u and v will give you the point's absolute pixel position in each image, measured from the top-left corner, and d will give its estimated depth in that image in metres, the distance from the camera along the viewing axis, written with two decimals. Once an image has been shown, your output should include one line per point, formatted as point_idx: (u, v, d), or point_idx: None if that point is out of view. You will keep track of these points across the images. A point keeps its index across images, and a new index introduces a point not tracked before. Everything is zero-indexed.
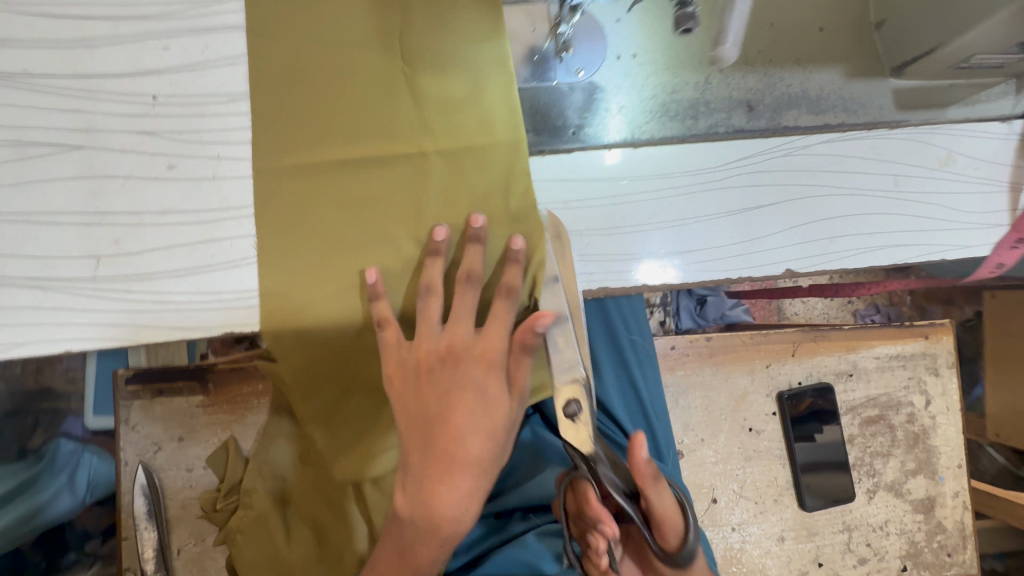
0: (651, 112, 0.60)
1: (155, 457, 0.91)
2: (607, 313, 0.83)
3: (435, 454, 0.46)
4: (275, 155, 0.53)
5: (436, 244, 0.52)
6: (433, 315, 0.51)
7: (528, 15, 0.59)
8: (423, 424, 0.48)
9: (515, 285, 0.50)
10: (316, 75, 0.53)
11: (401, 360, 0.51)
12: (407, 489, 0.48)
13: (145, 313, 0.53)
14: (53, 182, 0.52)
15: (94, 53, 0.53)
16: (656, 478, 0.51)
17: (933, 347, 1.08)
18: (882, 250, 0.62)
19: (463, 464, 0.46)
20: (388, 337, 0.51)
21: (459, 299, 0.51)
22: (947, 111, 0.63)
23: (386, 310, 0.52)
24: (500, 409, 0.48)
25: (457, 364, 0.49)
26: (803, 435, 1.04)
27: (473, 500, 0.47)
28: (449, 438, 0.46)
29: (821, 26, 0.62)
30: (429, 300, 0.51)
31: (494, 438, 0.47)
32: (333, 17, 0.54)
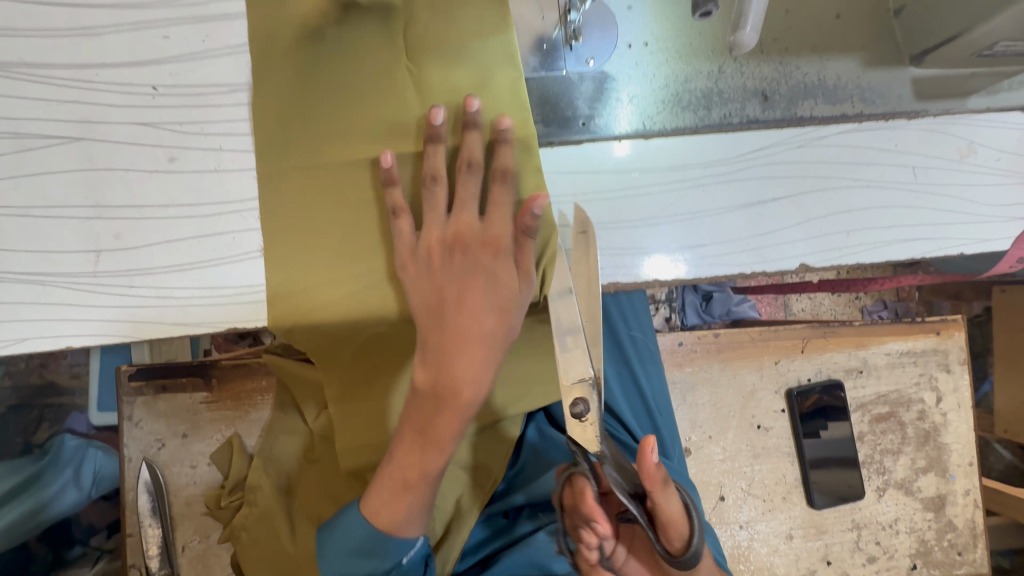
0: (663, 102, 0.58)
1: (159, 453, 0.91)
2: (607, 311, 0.82)
3: (448, 333, 0.51)
4: (274, 123, 0.52)
5: (436, 129, 0.50)
6: (442, 203, 0.51)
7: (536, 2, 0.57)
8: (437, 305, 0.51)
9: (511, 165, 0.50)
10: (305, 39, 0.52)
11: (411, 249, 0.51)
12: (425, 362, 0.52)
13: (147, 308, 0.52)
14: (52, 175, 0.51)
15: (92, 43, 0.52)
16: (665, 482, 0.44)
17: (944, 344, 1.06)
18: (900, 244, 0.61)
19: (475, 336, 0.51)
20: (400, 228, 0.51)
21: (465, 186, 0.51)
22: (968, 101, 0.61)
23: (397, 199, 0.51)
24: (508, 286, 0.51)
25: (466, 250, 0.51)
26: (809, 432, 1.02)
27: (486, 370, 0.52)
28: (464, 314, 0.51)
29: (838, 13, 0.60)
30: (437, 189, 0.51)
31: (502, 311, 0.51)
32: None
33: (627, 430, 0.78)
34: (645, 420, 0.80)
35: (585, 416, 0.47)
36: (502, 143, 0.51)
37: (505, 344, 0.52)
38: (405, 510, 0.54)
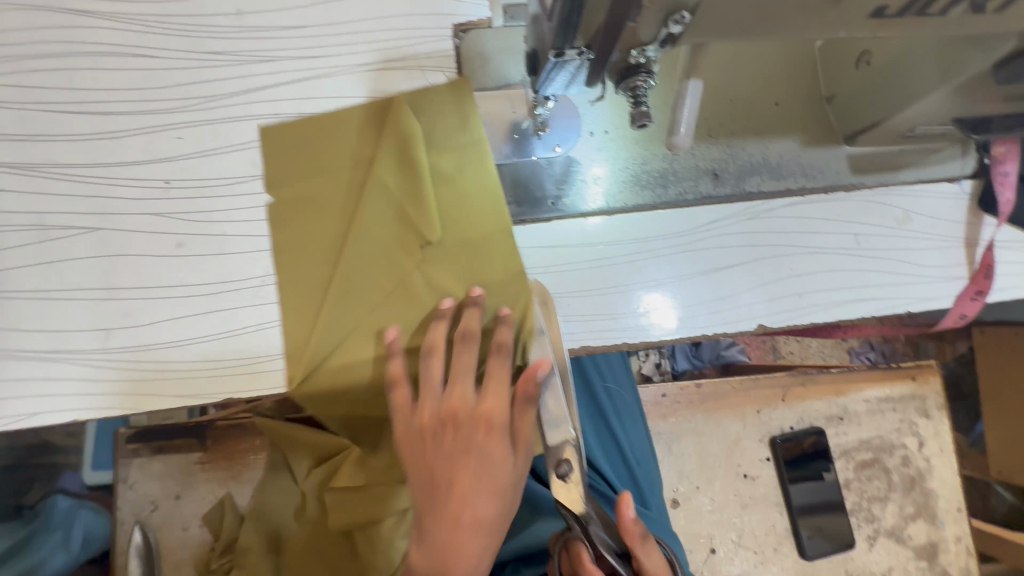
0: (624, 183, 0.65)
1: (151, 516, 0.92)
2: (583, 366, 0.87)
3: (444, 514, 0.50)
4: (289, 265, 0.57)
5: (443, 307, 0.55)
6: (437, 377, 0.53)
7: (507, 97, 0.63)
8: (432, 484, 0.51)
9: (508, 341, 0.53)
10: (322, 199, 0.57)
11: (410, 419, 0.53)
12: (420, 543, 0.51)
13: (150, 382, 0.56)
14: (69, 261, 0.57)
15: (115, 144, 0.58)
16: (645, 538, 0.53)
17: (921, 389, 1.09)
18: (850, 304, 0.66)
19: (471, 522, 0.49)
20: (399, 397, 0.54)
21: (461, 362, 0.53)
22: (900, 174, 0.68)
23: (397, 369, 0.54)
24: (503, 467, 0.51)
25: (460, 427, 0.51)
26: (808, 474, 1.05)
27: (480, 553, 0.50)
28: (458, 499, 0.49)
29: (777, 100, 0.67)
30: (432, 362, 0.54)
31: (499, 491, 0.50)
32: (340, 139, 0.58)
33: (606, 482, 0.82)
34: (624, 472, 0.84)
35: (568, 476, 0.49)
36: (501, 319, 0.54)
37: (502, 524, 0.51)
38: None
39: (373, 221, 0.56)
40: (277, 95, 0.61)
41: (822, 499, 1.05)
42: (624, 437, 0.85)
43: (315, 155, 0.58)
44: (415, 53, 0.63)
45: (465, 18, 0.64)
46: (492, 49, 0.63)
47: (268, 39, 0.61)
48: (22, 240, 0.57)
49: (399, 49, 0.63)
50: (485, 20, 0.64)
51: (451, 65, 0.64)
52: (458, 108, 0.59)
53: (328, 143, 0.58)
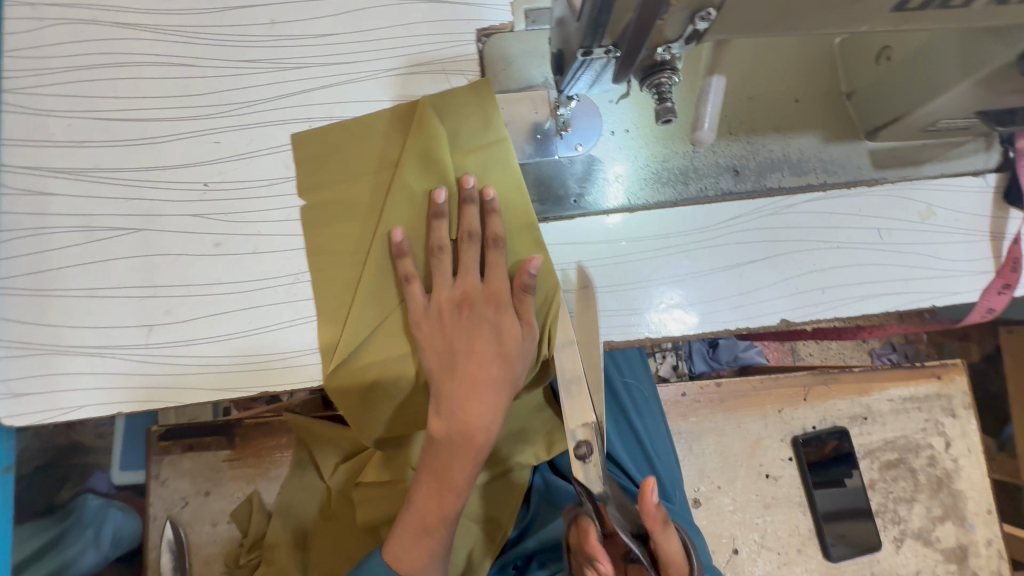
0: (645, 180, 0.66)
1: (182, 511, 0.94)
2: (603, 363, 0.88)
3: (459, 383, 0.56)
4: (322, 260, 0.60)
5: (439, 205, 0.58)
6: (447, 269, 0.58)
7: (529, 98, 0.64)
8: (449, 362, 0.57)
9: (503, 231, 0.58)
10: (347, 190, 0.60)
11: (423, 311, 0.57)
12: (440, 412, 0.56)
13: (189, 376, 0.58)
14: (114, 261, 0.59)
15: (156, 149, 0.61)
16: (664, 520, 0.51)
17: (947, 389, 1.08)
18: (872, 299, 0.66)
19: (485, 385, 0.56)
20: (412, 292, 0.57)
21: (467, 254, 0.58)
22: (922, 168, 0.68)
23: (407, 267, 0.58)
24: (511, 336, 0.57)
25: (472, 308, 0.57)
26: (832, 480, 1.04)
27: (494, 414, 0.56)
28: (471, 366, 0.56)
29: (796, 97, 0.68)
30: (442, 256, 0.58)
31: (505, 360, 0.57)
32: (362, 130, 0.61)
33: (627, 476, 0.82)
34: (645, 466, 0.84)
35: (587, 457, 0.53)
36: (494, 210, 0.58)
37: (511, 391, 0.57)
38: (425, 553, 0.57)
39: (399, 206, 0.59)
40: (309, 101, 0.63)
41: (847, 501, 1.03)
42: (644, 431, 0.85)
43: (343, 157, 0.61)
44: (441, 57, 0.65)
45: (489, 23, 0.66)
46: (516, 51, 0.65)
47: (300, 46, 0.64)
48: (69, 241, 0.59)
49: (425, 55, 0.65)
50: (508, 24, 0.66)
51: (476, 69, 0.65)
52: (479, 110, 0.61)
53: (352, 136, 0.61)
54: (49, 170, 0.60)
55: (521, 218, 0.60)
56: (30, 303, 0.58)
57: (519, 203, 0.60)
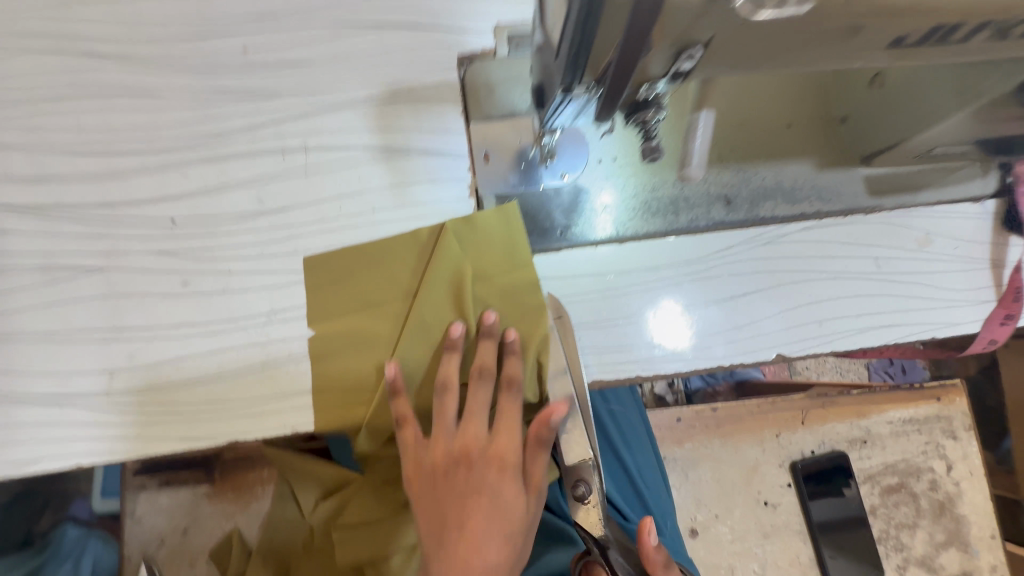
0: (635, 210, 0.64)
1: (158, 552, 0.90)
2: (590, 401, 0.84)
3: (453, 554, 0.52)
4: (328, 339, 0.57)
5: (453, 340, 0.55)
6: (449, 413, 0.55)
7: (514, 126, 0.62)
8: (442, 525, 0.53)
9: (516, 377, 0.55)
10: (352, 322, 0.57)
11: (419, 460, 0.55)
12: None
13: (156, 424, 0.55)
14: (77, 302, 0.56)
15: (122, 183, 0.58)
16: (666, 565, 0.57)
17: (947, 410, 1.05)
18: (871, 331, 0.63)
19: (481, 570, 0.51)
20: (407, 437, 0.55)
21: (473, 401, 0.55)
22: (919, 195, 0.65)
23: (405, 410, 0.55)
24: (513, 508, 0.53)
25: (474, 464, 0.54)
26: (831, 490, 1.01)
27: None
28: (467, 543, 0.51)
29: (789, 122, 0.66)
30: (446, 399, 0.55)
31: (506, 531, 0.53)
32: (379, 250, 0.58)
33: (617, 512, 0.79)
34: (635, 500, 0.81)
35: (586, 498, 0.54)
36: (509, 354, 0.56)
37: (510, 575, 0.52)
38: None
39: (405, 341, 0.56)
40: (283, 132, 0.61)
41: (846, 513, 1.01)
42: (635, 464, 0.83)
43: (358, 293, 0.57)
44: (420, 85, 0.63)
45: (469, 48, 0.64)
46: (498, 77, 0.63)
47: (274, 74, 0.61)
48: (28, 282, 0.56)
49: (404, 82, 0.63)
50: (489, 50, 0.64)
51: (456, 96, 0.63)
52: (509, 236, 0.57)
53: (366, 261, 0.58)
54: (9, 207, 0.57)
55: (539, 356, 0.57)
56: None
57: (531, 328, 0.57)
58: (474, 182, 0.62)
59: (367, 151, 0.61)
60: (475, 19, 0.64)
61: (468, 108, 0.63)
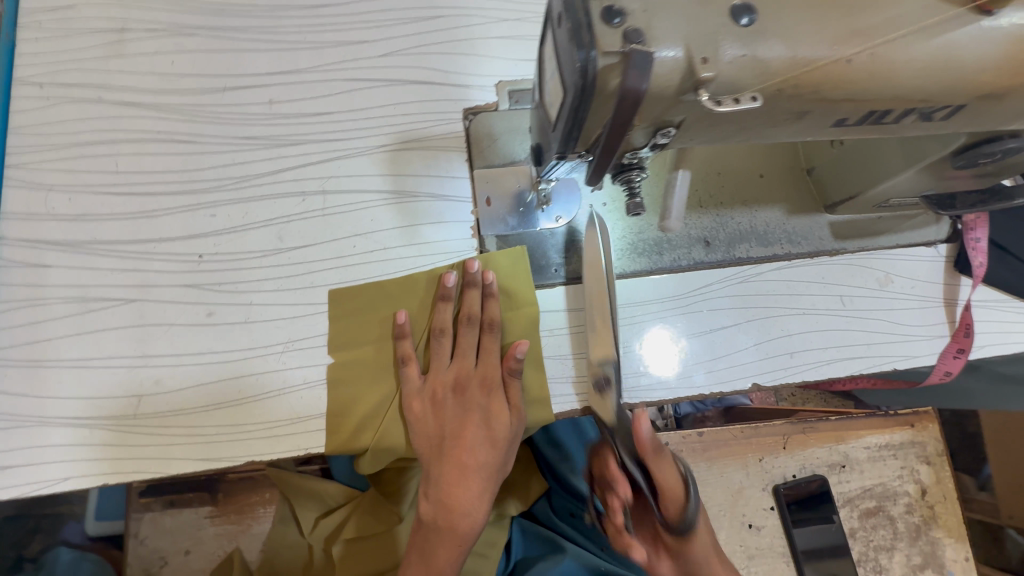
0: (622, 250, 0.69)
1: (160, 572, 0.92)
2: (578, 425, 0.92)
3: (449, 468, 0.59)
4: (342, 373, 0.62)
5: (446, 289, 0.62)
6: (445, 352, 0.62)
7: (514, 172, 0.68)
8: (439, 447, 0.60)
9: (497, 317, 0.62)
10: (370, 350, 0.62)
11: (418, 392, 0.61)
12: (430, 495, 0.60)
13: (175, 446, 0.59)
14: (107, 331, 0.61)
15: (153, 222, 0.64)
16: (660, 452, 0.58)
17: (920, 436, 1.11)
18: (838, 363, 0.69)
19: (474, 472, 0.60)
20: (408, 374, 0.61)
21: (464, 338, 0.62)
22: (879, 240, 0.72)
23: (407, 349, 0.61)
24: (501, 424, 0.61)
25: (466, 392, 0.61)
26: (818, 517, 1.06)
27: (480, 502, 0.60)
28: (462, 452, 0.59)
29: (761, 172, 0.72)
30: (442, 339, 0.62)
31: (495, 447, 0.60)
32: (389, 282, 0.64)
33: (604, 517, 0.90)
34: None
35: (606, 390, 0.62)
36: (491, 297, 0.63)
37: (500, 479, 0.61)
38: None
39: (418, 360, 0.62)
40: (303, 175, 0.67)
41: (828, 540, 1.05)
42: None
43: (373, 320, 0.63)
44: (429, 135, 0.70)
45: (474, 102, 0.71)
46: (499, 129, 0.70)
47: (296, 124, 0.68)
48: (63, 312, 0.61)
49: (415, 133, 0.69)
50: (492, 103, 0.71)
51: (462, 145, 0.70)
52: (509, 281, 0.65)
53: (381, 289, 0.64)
54: (47, 242, 0.62)
55: (513, 293, 0.65)
56: (19, 374, 0.59)
57: (521, 287, 0.65)
58: (476, 223, 0.68)
59: (379, 194, 0.67)
60: (480, 77, 0.72)
61: (472, 156, 0.70)
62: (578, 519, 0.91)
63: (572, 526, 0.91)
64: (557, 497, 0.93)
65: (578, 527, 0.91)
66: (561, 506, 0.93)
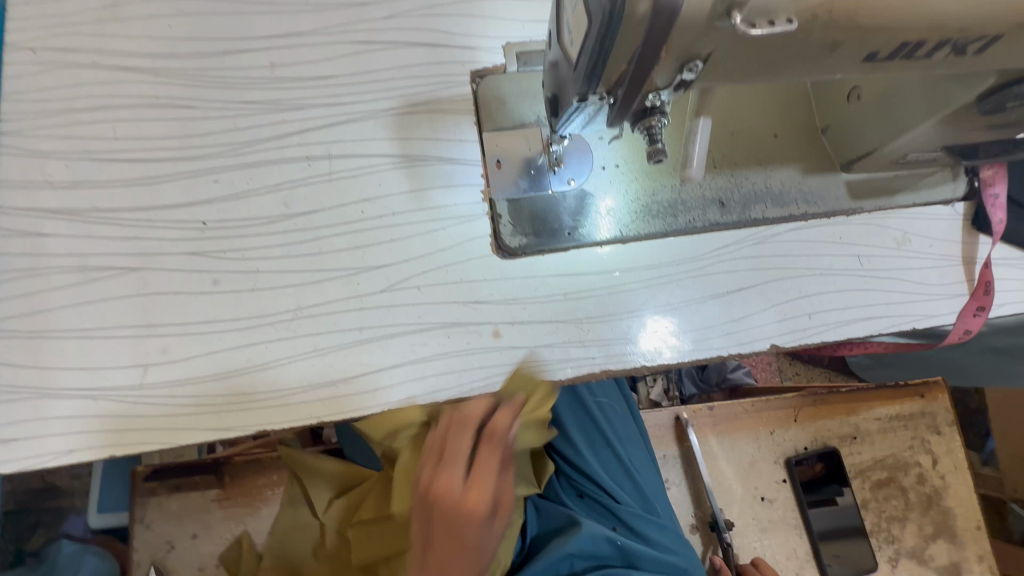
0: (636, 213, 0.67)
1: (167, 557, 0.91)
2: (576, 389, 0.92)
3: None
4: (354, 340, 0.60)
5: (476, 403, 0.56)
6: (437, 456, 0.53)
7: (524, 135, 0.67)
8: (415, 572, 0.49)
9: (503, 427, 0.53)
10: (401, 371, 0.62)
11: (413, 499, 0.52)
12: None
13: (183, 416, 0.57)
14: (111, 300, 0.59)
15: (155, 188, 0.62)
16: None
17: (930, 407, 1.10)
18: (857, 323, 0.68)
19: None
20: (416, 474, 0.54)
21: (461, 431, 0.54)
22: (895, 198, 0.71)
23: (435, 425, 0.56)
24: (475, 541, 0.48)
25: (444, 506, 0.49)
26: (822, 500, 1.05)
27: None
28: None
29: (775, 132, 0.71)
30: (438, 443, 0.54)
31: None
32: (401, 249, 0.63)
33: (611, 494, 0.92)
34: (625, 482, 0.93)
35: None
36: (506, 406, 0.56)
37: None
38: None
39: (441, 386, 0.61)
40: (308, 140, 0.65)
41: (842, 520, 1.05)
42: (624, 451, 0.93)
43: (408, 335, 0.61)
44: (437, 98, 0.68)
45: (482, 65, 0.69)
46: (509, 91, 0.68)
47: (299, 87, 0.66)
48: (64, 281, 0.59)
49: (422, 96, 0.67)
50: (500, 66, 0.69)
51: (470, 108, 0.68)
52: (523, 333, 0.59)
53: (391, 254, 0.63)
54: (45, 211, 0.60)
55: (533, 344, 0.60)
56: (21, 347, 0.57)
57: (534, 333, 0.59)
58: (487, 187, 0.66)
59: (387, 157, 0.65)
60: (487, 39, 0.70)
61: (481, 119, 0.68)
62: (586, 499, 0.93)
63: (581, 505, 0.93)
64: (565, 479, 0.94)
65: (588, 507, 0.93)
66: (569, 487, 0.94)
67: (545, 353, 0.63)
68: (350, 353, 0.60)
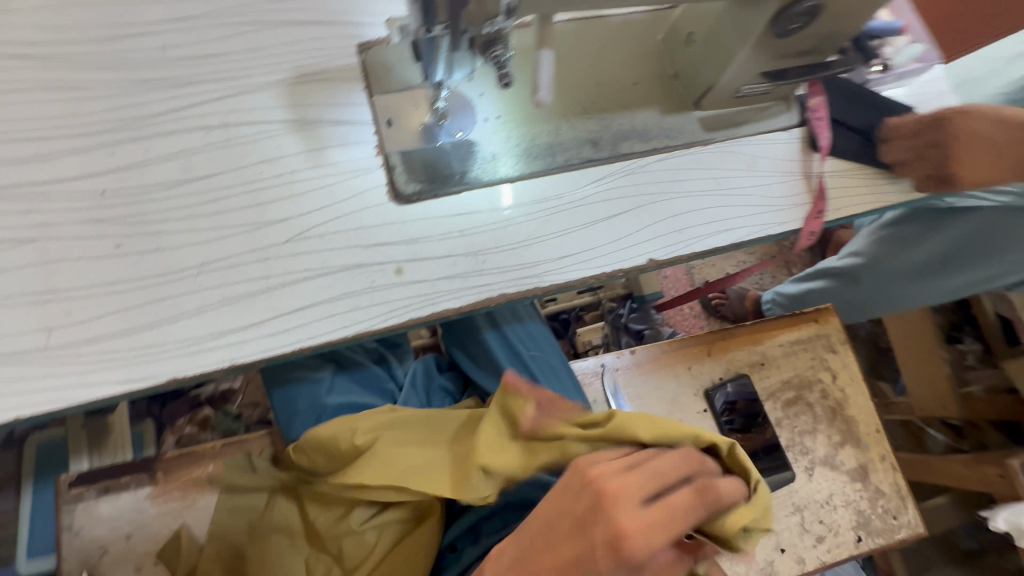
0: (520, 156, 0.75)
1: (100, 561, 0.89)
2: (507, 337, 0.98)
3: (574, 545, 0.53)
4: (260, 287, 0.64)
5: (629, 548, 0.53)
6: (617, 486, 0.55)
7: (410, 97, 0.72)
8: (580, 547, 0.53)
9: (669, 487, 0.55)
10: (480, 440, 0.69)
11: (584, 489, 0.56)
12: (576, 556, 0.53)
13: (93, 374, 0.59)
14: (6, 272, 0.60)
15: (49, 163, 0.64)
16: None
17: (825, 329, 1.23)
18: (721, 234, 0.78)
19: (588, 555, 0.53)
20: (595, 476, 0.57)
21: (651, 475, 0.57)
22: (742, 129, 0.82)
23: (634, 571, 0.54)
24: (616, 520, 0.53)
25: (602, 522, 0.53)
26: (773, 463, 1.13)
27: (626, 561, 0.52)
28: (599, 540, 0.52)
29: (635, 81, 0.80)
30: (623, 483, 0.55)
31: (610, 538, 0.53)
32: (301, 204, 0.68)
33: None
34: None
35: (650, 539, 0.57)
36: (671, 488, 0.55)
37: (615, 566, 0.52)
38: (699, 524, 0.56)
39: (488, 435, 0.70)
40: (203, 112, 0.69)
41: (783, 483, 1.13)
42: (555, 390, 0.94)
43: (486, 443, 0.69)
44: (326, 68, 0.74)
45: (366, 38, 0.76)
46: (393, 59, 0.73)
47: (190, 64, 0.70)
48: None
49: (312, 67, 0.73)
50: (383, 38, 0.76)
51: (358, 76, 0.74)
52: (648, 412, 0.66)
53: (293, 207, 0.67)
54: None
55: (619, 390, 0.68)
56: None
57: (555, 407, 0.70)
58: (380, 143, 0.72)
59: (282, 122, 0.70)
60: (370, 14, 0.77)
61: (369, 85, 0.74)
62: None
63: None
64: None
65: None
66: None
67: (447, 285, 0.69)
68: (257, 301, 0.64)
